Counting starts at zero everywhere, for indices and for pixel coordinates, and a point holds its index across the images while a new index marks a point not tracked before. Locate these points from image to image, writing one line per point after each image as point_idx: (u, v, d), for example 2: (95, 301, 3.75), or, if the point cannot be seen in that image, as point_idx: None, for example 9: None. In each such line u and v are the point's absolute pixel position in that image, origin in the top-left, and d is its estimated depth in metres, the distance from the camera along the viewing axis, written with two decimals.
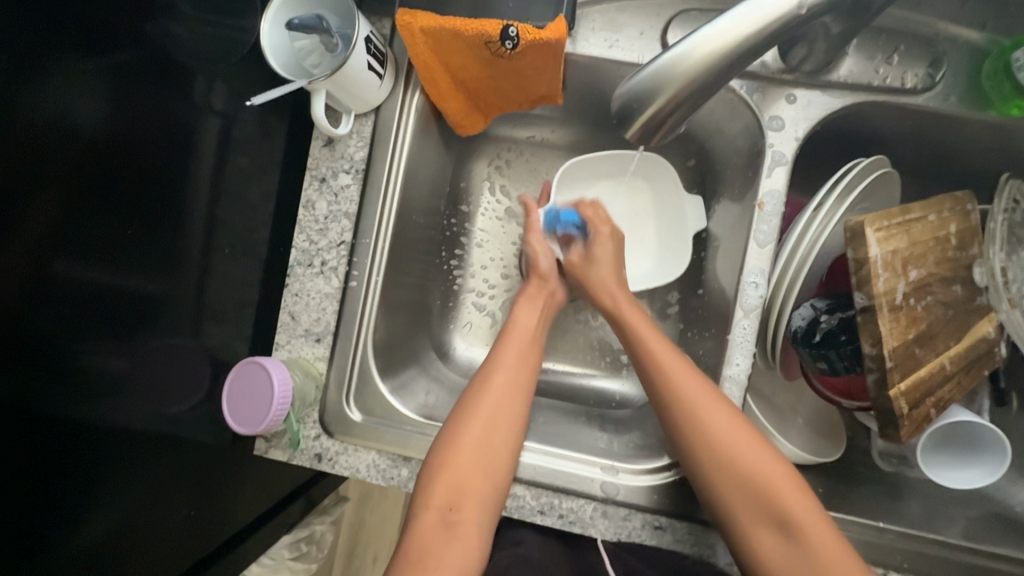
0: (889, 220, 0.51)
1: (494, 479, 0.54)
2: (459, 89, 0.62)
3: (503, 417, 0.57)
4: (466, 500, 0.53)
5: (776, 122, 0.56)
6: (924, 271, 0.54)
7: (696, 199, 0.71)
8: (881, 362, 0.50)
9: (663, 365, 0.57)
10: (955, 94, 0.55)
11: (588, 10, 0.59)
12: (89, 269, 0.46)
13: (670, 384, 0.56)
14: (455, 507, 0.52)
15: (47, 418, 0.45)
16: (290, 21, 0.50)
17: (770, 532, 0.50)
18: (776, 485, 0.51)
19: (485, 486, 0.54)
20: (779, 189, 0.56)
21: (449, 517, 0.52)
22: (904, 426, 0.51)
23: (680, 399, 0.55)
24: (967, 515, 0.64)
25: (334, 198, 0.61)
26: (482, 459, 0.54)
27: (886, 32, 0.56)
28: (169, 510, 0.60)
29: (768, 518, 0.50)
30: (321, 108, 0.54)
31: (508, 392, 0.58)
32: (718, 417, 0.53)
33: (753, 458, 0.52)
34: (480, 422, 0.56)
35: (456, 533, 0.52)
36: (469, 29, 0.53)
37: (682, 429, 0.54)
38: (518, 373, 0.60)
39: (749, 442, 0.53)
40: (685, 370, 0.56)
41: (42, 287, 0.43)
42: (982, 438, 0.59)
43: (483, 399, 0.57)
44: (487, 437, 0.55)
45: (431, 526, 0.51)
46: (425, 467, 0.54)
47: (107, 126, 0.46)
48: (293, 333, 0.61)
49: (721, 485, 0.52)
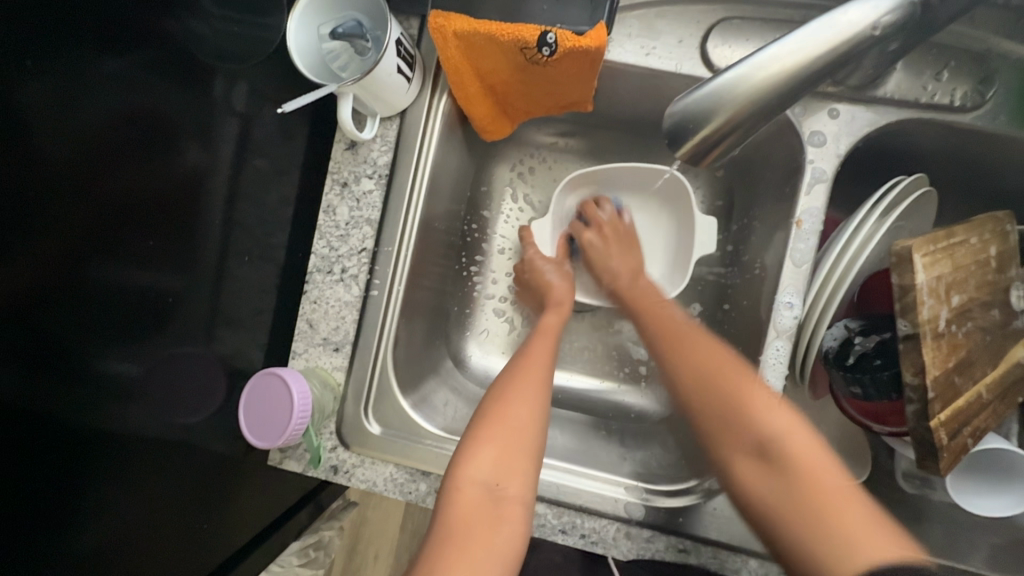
0: (934, 245, 0.49)
1: (534, 458, 0.51)
2: (487, 94, 0.60)
3: (539, 393, 0.55)
4: (510, 476, 0.50)
5: (817, 137, 0.54)
6: (966, 296, 0.52)
7: (711, 221, 0.67)
8: (922, 393, 0.48)
9: (691, 348, 0.59)
10: (1004, 114, 0.53)
11: (624, 15, 0.57)
12: (104, 275, 0.45)
13: (668, 332, 0.62)
14: (498, 482, 0.49)
15: (60, 426, 0.43)
16: (334, 29, 0.49)
17: (764, 471, 0.51)
18: (770, 418, 0.52)
19: (527, 464, 0.51)
20: (818, 208, 0.55)
21: (494, 493, 0.49)
22: (942, 459, 0.49)
23: (685, 347, 0.60)
24: (993, 541, 0.62)
25: (356, 204, 0.59)
26: (521, 433, 0.52)
27: (936, 47, 0.54)
28: (180, 519, 0.59)
29: (762, 456, 0.52)
30: (348, 113, 0.52)
31: (541, 376, 0.57)
32: (711, 356, 0.57)
33: (738, 380, 0.55)
34: (517, 398, 0.54)
35: (501, 512, 0.48)
36: (505, 34, 0.51)
37: (692, 390, 0.57)
38: (545, 359, 0.59)
39: (745, 376, 0.55)
40: (686, 330, 0.61)
41: (63, 293, 0.42)
42: (1020, 468, 0.58)
43: (517, 380, 0.56)
44: (524, 412, 0.53)
45: (472, 502, 0.48)
46: (463, 443, 0.52)
47: (125, 130, 0.44)
48: (311, 342, 0.59)
49: (721, 427, 0.54)
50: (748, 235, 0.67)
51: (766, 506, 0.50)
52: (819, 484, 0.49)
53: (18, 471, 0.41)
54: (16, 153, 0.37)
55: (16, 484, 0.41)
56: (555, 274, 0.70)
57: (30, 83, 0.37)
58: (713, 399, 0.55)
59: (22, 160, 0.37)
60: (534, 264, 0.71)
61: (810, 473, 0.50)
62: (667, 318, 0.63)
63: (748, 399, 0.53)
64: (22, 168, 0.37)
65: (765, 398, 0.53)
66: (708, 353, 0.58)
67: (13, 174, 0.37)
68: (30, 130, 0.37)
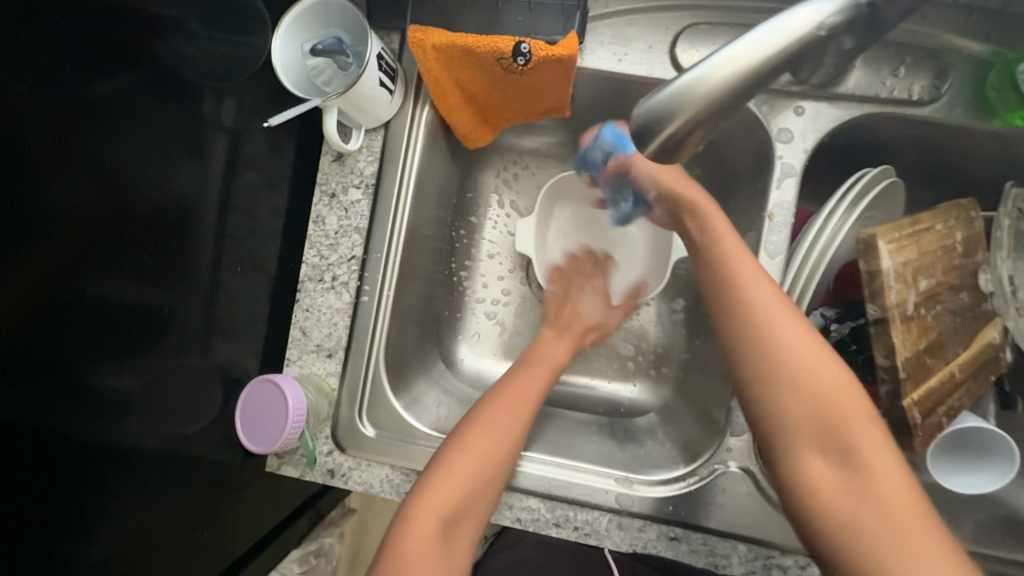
0: (899, 232, 0.52)
1: (494, 492, 0.56)
2: (468, 103, 0.62)
3: (512, 429, 0.58)
4: (464, 511, 0.54)
5: (785, 133, 0.57)
6: (933, 281, 0.55)
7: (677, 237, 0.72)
8: (893, 373, 0.51)
9: (772, 316, 0.53)
10: (960, 106, 0.56)
11: (597, 24, 0.59)
12: (98, 290, 0.46)
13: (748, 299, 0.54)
14: (454, 516, 0.54)
15: (59, 437, 0.45)
16: (315, 47, 0.51)
17: (829, 467, 0.48)
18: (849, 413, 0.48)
19: (484, 498, 0.55)
20: (789, 202, 0.57)
21: (446, 525, 0.53)
22: (917, 436, 0.51)
23: (763, 315, 0.53)
24: (975, 518, 0.63)
25: (344, 213, 0.61)
26: (484, 468, 0.55)
27: (892, 45, 0.56)
28: (182, 529, 0.59)
29: (834, 450, 0.48)
30: (333, 125, 0.54)
31: (516, 416, 0.59)
32: (793, 333, 0.52)
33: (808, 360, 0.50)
34: (487, 433, 0.57)
35: (450, 542, 0.53)
36: (481, 46, 0.53)
37: (765, 363, 0.52)
38: (529, 393, 0.62)
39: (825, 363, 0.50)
40: (767, 294, 0.54)
41: (58, 309, 0.43)
42: (994, 444, 0.60)
43: (494, 412, 0.59)
44: (490, 454, 0.56)
45: (424, 533, 0.52)
46: (427, 472, 0.55)
47: (117, 148, 0.45)
48: (304, 349, 0.61)
49: (793, 412, 0.50)
50: None
51: (828, 506, 0.47)
52: (888, 494, 0.45)
53: (24, 482, 0.42)
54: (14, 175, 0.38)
55: (20, 494, 0.42)
56: (589, 302, 0.74)
57: (29, 110, 0.39)
58: (784, 386, 0.51)
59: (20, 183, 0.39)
60: (574, 287, 0.75)
61: (879, 480, 0.46)
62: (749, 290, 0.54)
63: (817, 390, 0.49)
64: (21, 188, 0.39)
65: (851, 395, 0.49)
66: (788, 341, 0.51)
67: (11, 196, 0.38)
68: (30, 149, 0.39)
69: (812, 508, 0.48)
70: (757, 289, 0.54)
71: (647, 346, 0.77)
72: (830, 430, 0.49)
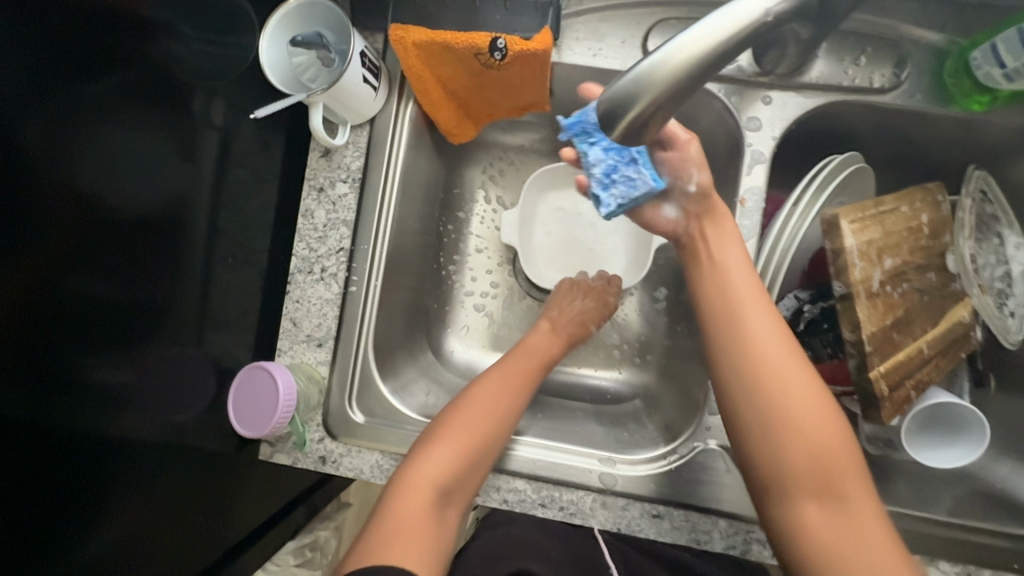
0: (863, 212, 0.55)
1: (483, 468, 0.58)
2: (451, 99, 0.64)
3: (507, 410, 0.61)
4: (457, 485, 0.56)
5: (754, 122, 0.59)
6: (899, 260, 0.57)
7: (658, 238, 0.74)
8: (860, 347, 0.53)
9: (775, 357, 0.52)
10: (920, 92, 0.58)
11: (572, 21, 0.62)
12: (90, 287, 0.47)
13: (747, 334, 0.53)
14: (447, 489, 0.56)
15: (54, 428, 0.46)
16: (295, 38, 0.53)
17: (823, 515, 0.49)
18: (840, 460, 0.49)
19: (475, 473, 0.58)
20: (759, 187, 0.59)
21: (438, 495, 0.55)
22: (884, 407, 0.53)
23: (763, 355, 0.52)
24: (954, 493, 0.64)
25: (332, 207, 0.63)
26: (478, 443, 0.58)
27: (853, 36, 0.59)
28: (177, 517, 0.61)
29: (826, 498, 0.49)
30: (318, 121, 0.57)
31: (503, 394, 0.62)
32: (794, 373, 0.51)
33: (809, 405, 0.50)
34: (481, 410, 0.60)
35: (440, 511, 0.55)
36: (460, 42, 0.56)
37: (765, 405, 0.51)
38: (521, 377, 0.65)
39: (821, 409, 0.50)
40: (772, 330, 0.53)
41: (53, 306, 0.44)
42: (963, 417, 0.62)
43: (488, 391, 0.62)
44: (483, 430, 0.59)
45: (417, 501, 0.54)
46: (422, 441, 0.58)
47: (110, 145, 0.47)
48: (295, 339, 0.63)
49: (791, 458, 0.50)
50: None
51: (817, 552, 0.48)
52: (877, 545, 0.47)
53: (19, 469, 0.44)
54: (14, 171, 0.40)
55: (18, 480, 0.44)
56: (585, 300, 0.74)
57: (26, 110, 0.41)
58: (783, 431, 0.50)
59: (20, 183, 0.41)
60: (571, 292, 0.75)
61: (868, 529, 0.47)
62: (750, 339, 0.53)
63: (813, 437, 0.50)
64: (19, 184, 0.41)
65: (841, 442, 0.50)
66: (787, 395, 0.51)
67: (9, 191, 0.40)
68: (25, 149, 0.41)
69: (804, 553, 0.49)
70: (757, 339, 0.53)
71: (631, 335, 0.79)
72: (827, 479, 0.49)
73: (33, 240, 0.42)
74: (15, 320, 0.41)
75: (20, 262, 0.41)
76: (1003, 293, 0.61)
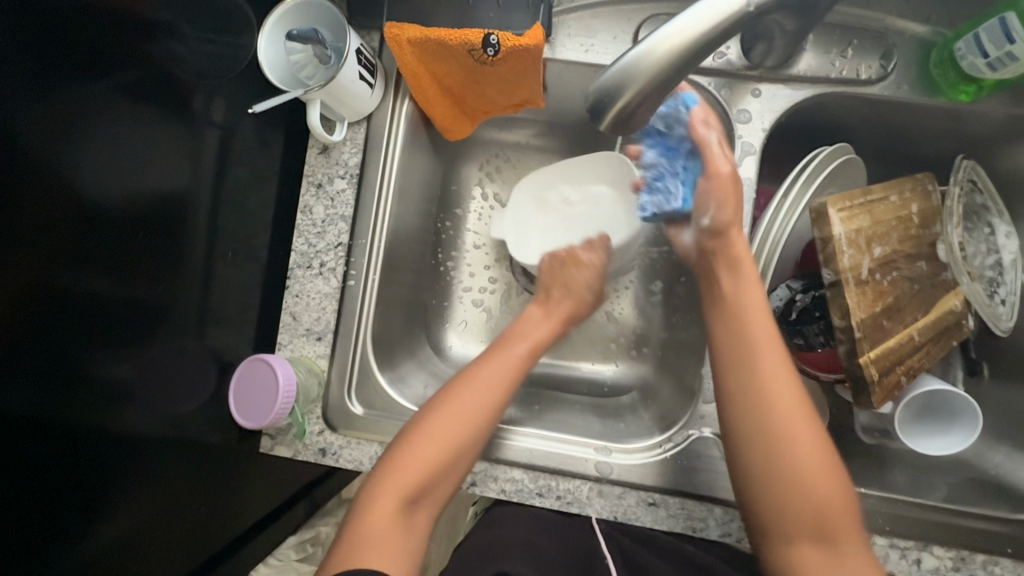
0: (851, 201, 0.56)
1: (455, 476, 0.59)
2: (446, 95, 0.65)
3: (482, 417, 0.60)
4: (425, 493, 0.57)
5: (744, 114, 0.60)
6: (888, 249, 0.57)
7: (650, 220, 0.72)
8: (849, 333, 0.55)
9: (781, 399, 0.53)
10: (907, 83, 0.59)
11: (564, 18, 0.63)
12: (69, 281, 0.46)
13: (756, 374, 0.54)
14: (414, 498, 0.56)
15: (57, 420, 0.47)
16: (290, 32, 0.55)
17: (819, 556, 0.51)
18: (835, 504, 0.51)
19: (445, 481, 0.58)
20: (750, 178, 0.60)
21: (406, 505, 0.56)
22: (874, 392, 0.55)
23: (770, 397, 0.53)
24: (951, 481, 0.65)
25: (331, 202, 0.64)
26: (449, 453, 0.58)
27: (839, 29, 0.60)
28: (179, 510, 0.62)
29: (820, 540, 0.51)
30: (316, 118, 0.58)
31: (478, 396, 0.61)
32: (797, 415, 0.53)
33: (810, 449, 0.52)
34: (453, 419, 0.59)
35: (408, 518, 0.56)
36: (453, 39, 0.57)
37: (769, 447, 0.52)
38: (500, 380, 0.63)
39: (819, 452, 0.52)
40: (779, 372, 0.54)
41: (38, 302, 0.44)
42: (956, 404, 0.62)
43: (463, 397, 0.61)
44: (455, 439, 0.58)
45: (385, 511, 0.55)
46: (394, 449, 0.58)
47: (113, 142, 0.49)
48: (295, 333, 0.64)
49: (790, 501, 0.52)
50: None
51: None
52: None
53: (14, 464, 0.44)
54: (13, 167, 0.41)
55: (21, 471, 0.45)
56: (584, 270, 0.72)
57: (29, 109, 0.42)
58: (785, 475, 0.52)
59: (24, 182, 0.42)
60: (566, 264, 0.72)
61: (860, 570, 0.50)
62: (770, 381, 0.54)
63: (811, 482, 0.51)
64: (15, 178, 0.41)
65: (838, 486, 0.52)
66: (797, 439, 0.52)
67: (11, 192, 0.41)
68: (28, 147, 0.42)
69: None
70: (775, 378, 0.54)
71: (627, 329, 0.79)
72: (823, 523, 0.51)
73: (33, 240, 0.43)
74: (18, 313, 0.42)
75: (23, 260, 0.42)
76: (994, 281, 0.62)
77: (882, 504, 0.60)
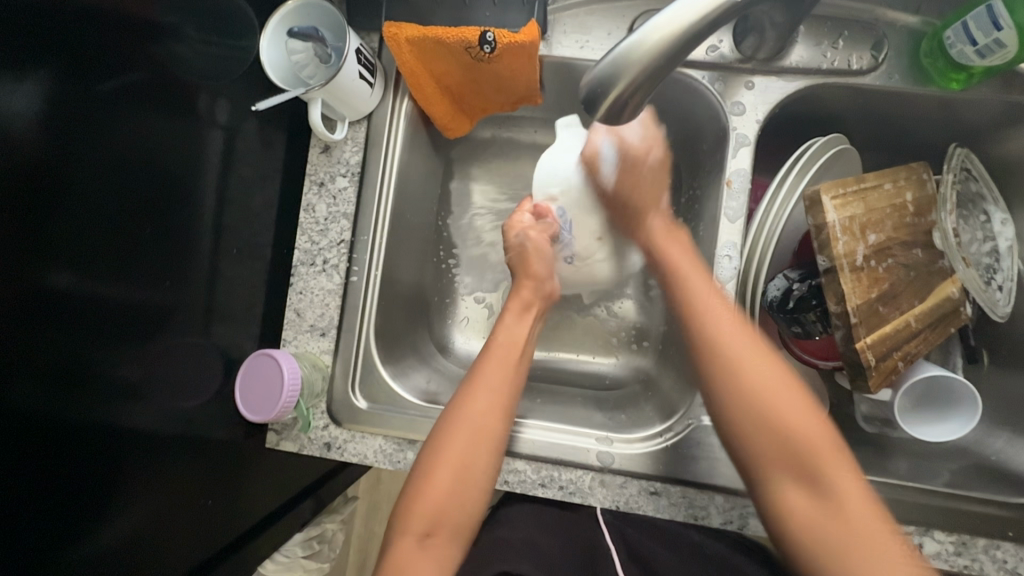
0: (845, 189, 0.57)
1: (472, 507, 0.57)
2: (444, 94, 0.67)
3: (487, 442, 0.57)
4: (442, 526, 0.56)
5: (738, 107, 0.61)
6: (884, 236, 0.58)
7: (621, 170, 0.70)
8: (845, 318, 0.55)
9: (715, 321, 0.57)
10: (898, 73, 0.60)
11: (560, 15, 0.64)
12: (64, 283, 0.46)
13: (690, 300, 0.59)
14: (430, 532, 0.55)
15: (63, 417, 0.47)
16: (292, 28, 0.57)
17: (801, 492, 0.51)
18: (803, 427, 0.52)
19: (461, 512, 0.56)
20: (745, 168, 0.61)
21: (424, 540, 0.55)
22: (871, 376, 0.56)
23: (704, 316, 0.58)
24: (953, 467, 0.65)
25: (333, 200, 0.65)
26: (459, 483, 0.56)
27: (830, 20, 0.61)
28: (187, 504, 0.62)
29: (798, 471, 0.51)
30: (317, 116, 0.59)
31: (492, 411, 0.59)
32: (734, 333, 0.57)
33: (763, 374, 0.54)
34: (457, 446, 0.57)
35: (430, 555, 0.55)
36: (450, 36, 0.59)
37: (714, 371, 0.56)
38: (499, 395, 0.60)
39: (767, 370, 0.55)
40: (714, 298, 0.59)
41: (36, 306, 0.44)
42: (955, 390, 0.62)
43: (462, 419, 0.58)
44: (463, 468, 0.56)
45: (406, 550, 0.54)
46: (406, 486, 0.57)
47: (117, 143, 0.50)
48: (299, 329, 0.65)
49: (748, 423, 0.53)
50: (696, 204, 0.70)
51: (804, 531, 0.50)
52: (859, 521, 0.48)
53: (17, 465, 0.44)
54: (15, 172, 0.41)
55: (29, 468, 0.45)
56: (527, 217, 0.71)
57: (34, 114, 0.43)
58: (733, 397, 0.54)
59: (30, 186, 0.43)
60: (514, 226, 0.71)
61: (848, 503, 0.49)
62: (767, 405, 0.53)
63: (770, 406, 0.53)
64: (19, 183, 0.42)
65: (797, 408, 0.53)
66: (768, 394, 0.53)
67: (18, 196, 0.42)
68: (33, 151, 0.43)
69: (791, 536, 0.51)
70: (778, 405, 0.53)
71: (627, 323, 0.80)
72: (799, 456, 0.51)
73: (38, 244, 0.44)
74: (24, 311, 0.43)
75: (29, 265, 0.43)
76: (991, 268, 0.62)
77: (884, 490, 0.60)
